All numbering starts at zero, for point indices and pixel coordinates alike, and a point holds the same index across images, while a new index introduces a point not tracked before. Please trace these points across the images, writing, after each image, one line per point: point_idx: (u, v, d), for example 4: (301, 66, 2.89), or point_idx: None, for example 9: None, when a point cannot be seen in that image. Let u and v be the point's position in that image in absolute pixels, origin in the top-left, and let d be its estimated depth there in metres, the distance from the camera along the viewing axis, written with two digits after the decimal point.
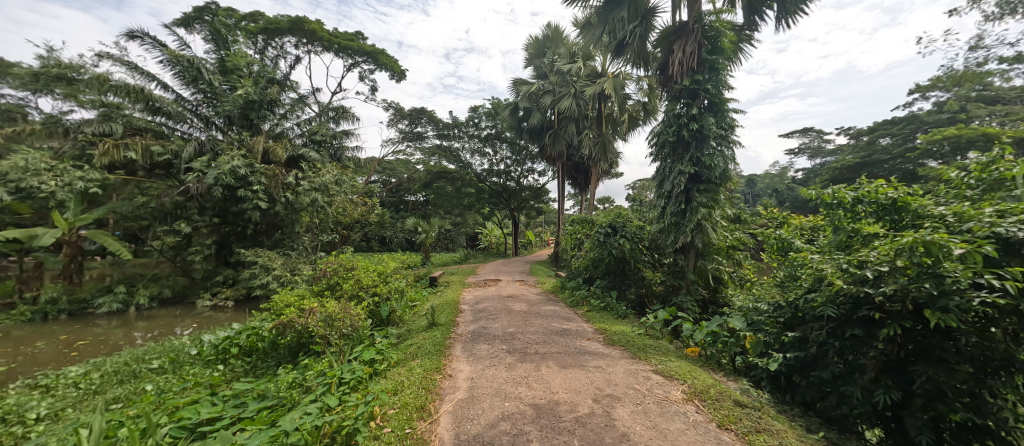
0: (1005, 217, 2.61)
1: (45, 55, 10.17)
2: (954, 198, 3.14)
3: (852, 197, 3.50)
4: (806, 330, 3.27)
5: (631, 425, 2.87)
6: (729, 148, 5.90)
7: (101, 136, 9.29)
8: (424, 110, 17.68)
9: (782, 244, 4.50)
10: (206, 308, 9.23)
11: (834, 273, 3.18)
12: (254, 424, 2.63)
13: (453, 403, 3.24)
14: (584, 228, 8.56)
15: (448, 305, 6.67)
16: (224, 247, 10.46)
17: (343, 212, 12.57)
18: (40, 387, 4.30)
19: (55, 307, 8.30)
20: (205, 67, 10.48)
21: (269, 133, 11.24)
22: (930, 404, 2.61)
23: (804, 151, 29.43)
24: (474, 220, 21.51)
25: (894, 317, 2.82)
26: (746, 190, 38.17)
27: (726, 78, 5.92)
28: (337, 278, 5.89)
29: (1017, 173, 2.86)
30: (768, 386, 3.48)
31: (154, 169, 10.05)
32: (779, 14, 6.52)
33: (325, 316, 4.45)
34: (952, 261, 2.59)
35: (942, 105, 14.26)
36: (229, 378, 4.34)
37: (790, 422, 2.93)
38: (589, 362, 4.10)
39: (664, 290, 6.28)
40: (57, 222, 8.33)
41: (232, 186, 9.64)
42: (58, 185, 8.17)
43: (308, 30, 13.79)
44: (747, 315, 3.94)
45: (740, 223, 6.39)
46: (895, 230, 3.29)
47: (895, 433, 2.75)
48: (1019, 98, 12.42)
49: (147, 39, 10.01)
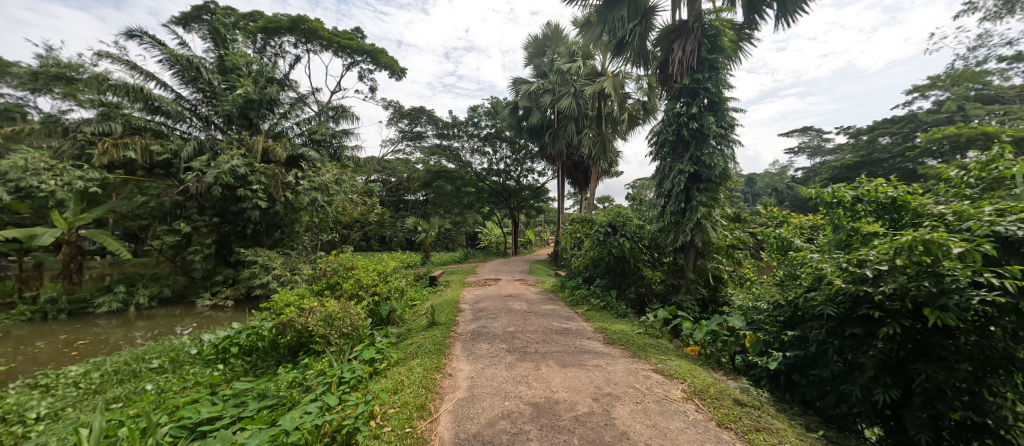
0: (1005, 216, 2.61)
1: (44, 55, 10.15)
2: (954, 196, 3.14)
3: (852, 196, 3.50)
4: (806, 329, 3.28)
5: (631, 424, 2.87)
6: (729, 147, 5.90)
7: (100, 136, 9.28)
8: (424, 110, 17.67)
9: (782, 243, 4.50)
10: (206, 308, 9.23)
11: (834, 272, 3.18)
12: (254, 423, 2.63)
13: (453, 402, 3.24)
14: (584, 227, 8.56)
15: (448, 305, 6.67)
16: (223, 246, 10.46)
17: (342, 212, 12.57)
18: (40, 387, 4.29)
19: (55, 307, 8.30)
20: (204, 67, 10.47)
21: (269, 132, 11.23)
22: (930, 402, 2.61)
23: (804, 151, 29.40)
24: (474, 219, 21.51)
25: (893, 316, 2.82)
26: (746, 189, 38.17)
27: (726, 77, 5.91)
28: (337, 277, 5.88)
29: (1016, 172, 2.86)
30: (768, 385, 3.49)
31: (154, 169, 10.04)
32: (779, 13, 6.51)
33: (325, 316, 4.45)
34: (952, 260, 2.59)
35: (942, 104, 14.26)
36: (229, 377, 4.34)
37: (790, 421, 2.94)
38: (589, 361, 4.10)
39: (664, 289, 6.28)
40: (57, 222, 8.32)
41: (231, 185, 9.64)
42: (57, 184, 8.16)
43: (307, 29, 13.77)
44: (747, 314, 3.94)
45: (740, 222, 6.39)
46: (895, 229, 3.30)
47: (895, 432, 2.75)
48: (1019, 97, 12.42)
49: (146, 39, 9.99)
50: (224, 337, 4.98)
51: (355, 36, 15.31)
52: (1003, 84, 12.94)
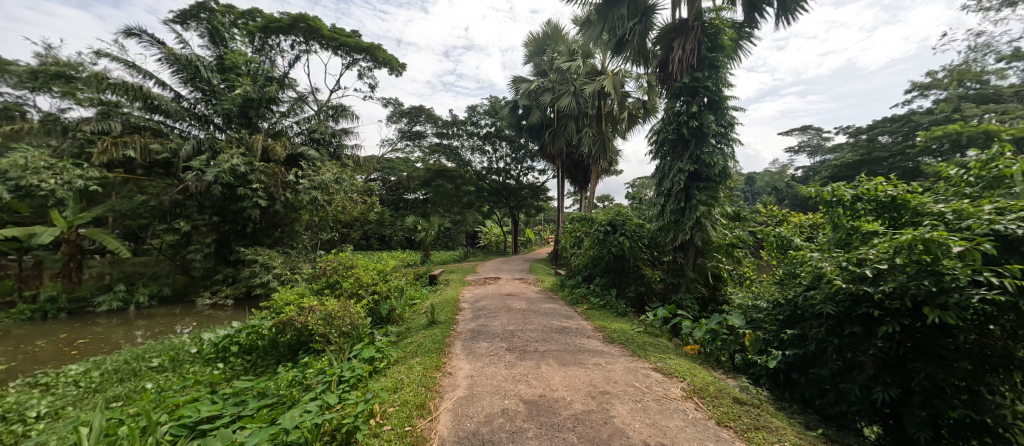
0: (1005, 214, 2.61)
1: (43, 53, 10.13)
2: (954, 195, 3.14)
3: (853, 195, 3.48)
4: (806, 327, 3.28)
5: (631, 422, 2.87)
6: (729, 146, 5.90)
7: (100, 135, 9.27)
8: (423, 108, 17.63)
9: (782, 241, 4.50)
10: (206, 306, 9.23)
11: (834, 270, 3.17)
12: (254, 422, 2.63)
13: (453, 400, 3.25)
14: (584, 226, 8.54)
15: (449, 303, 6.69)
16: (223, 245, 10.47)
17: (343, 211, 12.59)
18: (39, 385, 4.30)
19: (55, 306, 8.31)
20: (203, 65, 10.45)
21: (269, 131, 11.24)
22: (929, 401, 2.61)
23: (804, 149, 29.39)
24: (474, 218, 21.55)
25: (893, 314, 2.81)
26: (746, 188, 38.20)
27: (726, 75, 5.91)
28: (336, 276, 5.87)
29: (1016, 170, 2.86)
30: (768, 384, 3.50)
31: (154, 168, 10.06)
32: (779, 11, 6.50)
33: (325, 315, 4.47)
34: (952, 258, 2.59)
35: (941, 102, 14.25)
36: (229, 376, 4.34)
37: (789, 419, 2.95)
38: (589, 359, 4.10)
39: (664, 288, 6.29)
40: (57, 221, 8.30)
41: (232, 184, 9.66)
42: (57, 183, 8.16)
43: (306, 27, 13.75)
44: (747, 313, 3.95)
45: (740, 221, 6.39)
46: (895, 228, 3.29)
47: (894, 430, 2.76)
48: (1018, 95, 12.40)
49: (144, 37, 9.97)
50: (224, 336, 4.99)
51: (354, 34, 15.27)
52: (1001, 83, 12.97)
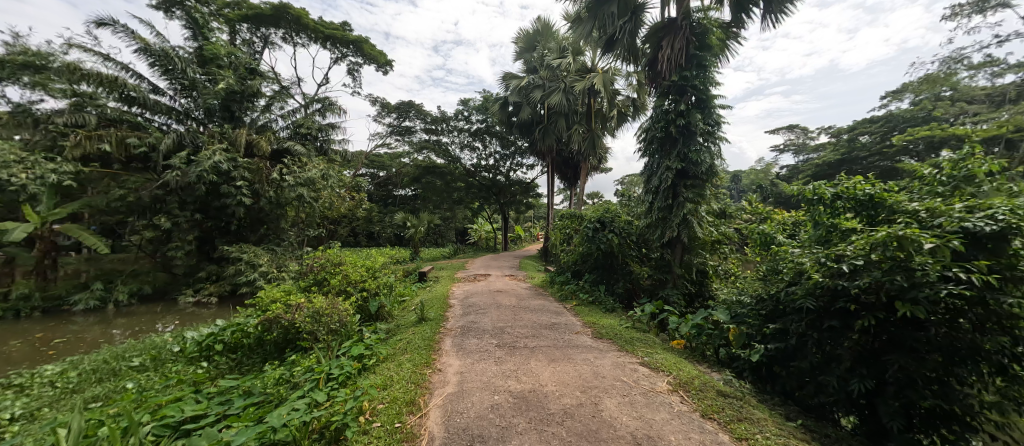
0: (973, 212, 2.72)
1: (10, 42, 9.73)
2: (927, 194, 3.26)
3: (832, 193, 3.61)
4: (787, 322, 3.36)
5: (618, 416, 2.93)
6: (716, 144, 6.01)
7: (73, 127, 8.98)
8: (412, 103, 17.38)
9: (765, 238, 4.55)
10: (189, 305, 9.04)
11: (812, 266, 3.26)
12: (240, 421, 2.60)
13: (442, 397, 3.26)
14: (574, 223, 8.56)
15: (438, 300, 6.71)
16: (206, 242, 10.27)
17: (330, 207, 12.46)
18: (13, 386, 4.16)
19: (28, 304, 8.03)
20: (181, 57, 10.14)
21: (252, 125, 11.01)
22: (901, 391, 2.71)
23: (789, 148, 29.75)
24: (463, 215, 21.51)
25: (868, 309, 2.92)
26: (731, 186, 38.88)
27: (714, 75, 6.00)
28: (324, 273, 5.79)
29: (983, 170, 3.00)
30: (751, 377, 3.62)
31: (131, 162, 9.80)
32: (765, 12, 6.61)
33: (312, 312, 4.41)
34: (924, 255, 2.70)
35: (917, 104, 14.71)
36: (214, 374, 4.28)
37: (770, 411, 3.04)
38: (578, 355, 4.15)
39: (651, 284, 6.39)
40: (29, 216, 8.10)
41: (215, 181, 9.50)
42: (29, 178, 7.84)
43: (292, 18, 13.36)
44: (731, 308, 4.04)
45: (726, 217, 6.50)
46: (871, 225, 3.40)
47: (869, 420, 2.87)
48: (988, 99, 12.84)
49: (119, 27, 9.65)
50: (208, 334, 4.87)
51: (342, 28, 15.00)
52: (977, 85, 13.25)
